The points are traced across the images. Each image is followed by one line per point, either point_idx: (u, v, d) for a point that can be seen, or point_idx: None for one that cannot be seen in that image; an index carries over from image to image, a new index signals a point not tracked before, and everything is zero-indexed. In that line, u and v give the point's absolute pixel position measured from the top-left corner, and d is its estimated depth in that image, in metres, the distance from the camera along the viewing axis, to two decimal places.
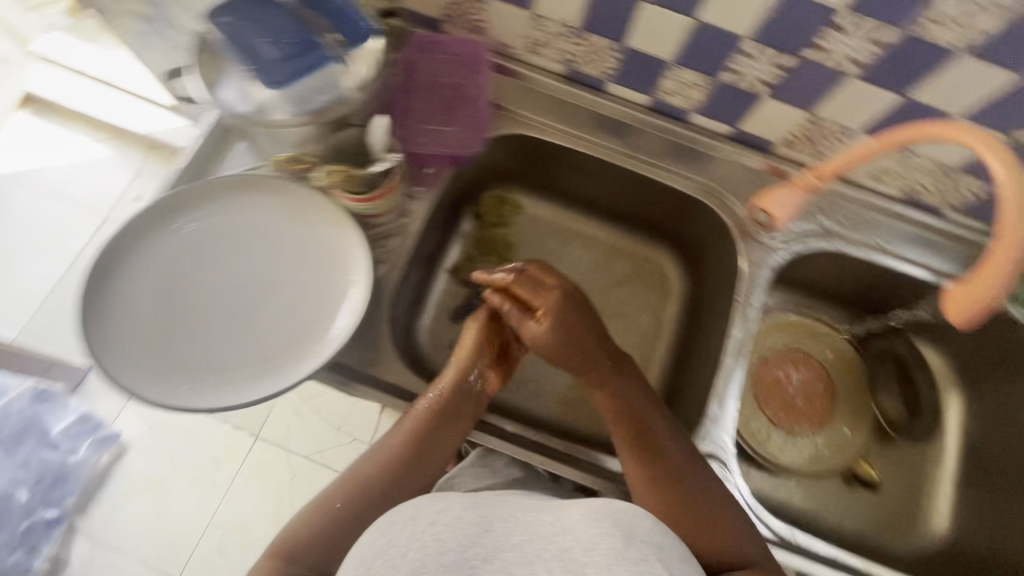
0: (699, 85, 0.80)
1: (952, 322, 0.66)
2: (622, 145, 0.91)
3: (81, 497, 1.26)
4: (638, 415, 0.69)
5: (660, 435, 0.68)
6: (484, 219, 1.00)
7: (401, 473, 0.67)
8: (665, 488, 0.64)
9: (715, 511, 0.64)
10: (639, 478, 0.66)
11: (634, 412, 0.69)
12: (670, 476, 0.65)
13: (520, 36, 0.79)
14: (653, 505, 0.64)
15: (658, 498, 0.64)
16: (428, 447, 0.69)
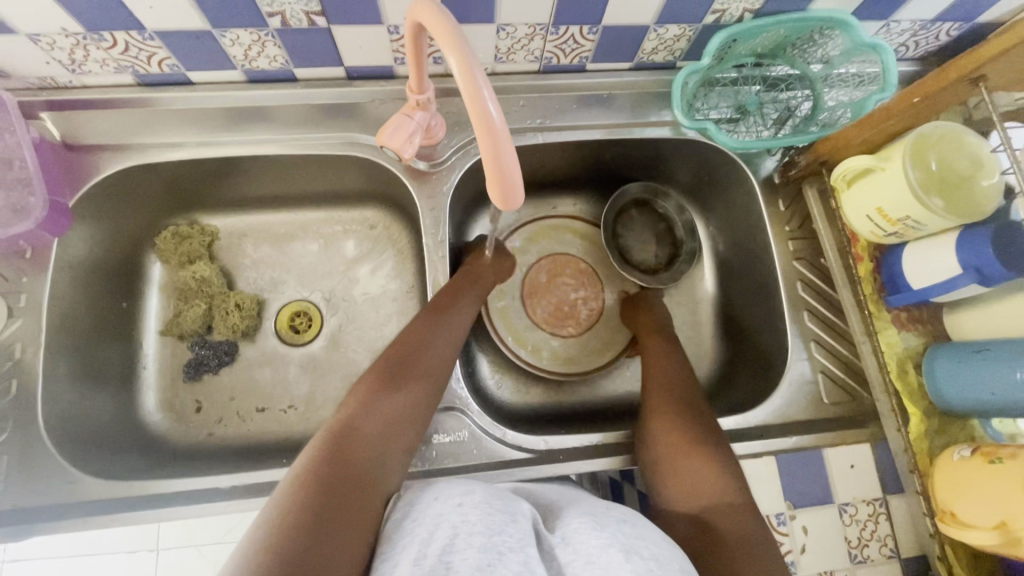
0: (266, 40, 0.62)
1: (498, 207, 0.45)
2: (262, 132, 0.73)
3: None
4: (681, 381, 0.67)
5: (691, 393, 0.65)
6: (172, 264, 0.80)
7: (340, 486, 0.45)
8: (686, 426, 0.60)
9: (725, 459, 0.56)
10: (658, 424, 0.62)
11: (684, 386, 0.66)
12: (694, 420, 0.61)
13: (52, 64, 0.62)
14: (672, 432, 0.60)
15: (676, 429, 0.60)
16: (366, 440, 0.51)
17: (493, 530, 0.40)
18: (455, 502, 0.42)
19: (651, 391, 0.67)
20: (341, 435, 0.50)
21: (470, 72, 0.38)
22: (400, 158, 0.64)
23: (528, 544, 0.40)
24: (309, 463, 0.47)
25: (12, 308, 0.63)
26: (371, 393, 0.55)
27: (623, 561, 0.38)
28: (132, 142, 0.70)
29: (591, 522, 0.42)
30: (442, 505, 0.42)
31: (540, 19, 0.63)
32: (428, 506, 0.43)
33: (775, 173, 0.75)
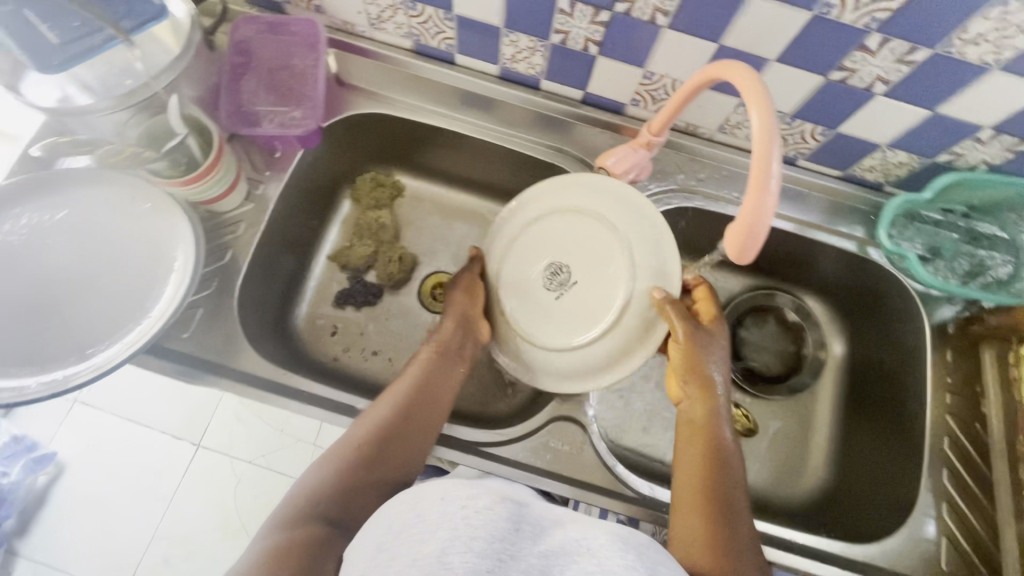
0: (538, 50, 0.70)
1: (727, 257, 0.48)
2: (486, 120, 0.81)
3: (19, 518, 1.25)
4: (724, 410, 0.62)
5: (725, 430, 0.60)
6: (361, 204, 0.89)
7: (366, 483, 0.55)
8: (714, 469, 0.57)
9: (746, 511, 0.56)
10: (691, 457, 0.59)
11: (724, 422, 0.61)
12: (724, 461, 0.58)
13: (358, 14, 0.73)
14: (712, 479, 0.57)
15: (706, 467, 0.57)
16: (395, 442, 0.58)
17: (494, 537, 0.35)
18: (459, 502, 0.37)
19: (692, 410, 0.61)
20: (377, 437, 0.58)
21: (768, 133, 0.43)
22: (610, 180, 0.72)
23: (532, 551, 0.36)
24: (344, 460, 0.56)
25: (250, 193, 0.72)
26: (403, 403, 0.61)
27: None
28: (383, 95, 0.80)
29: (616, 539, 0.38)
30: (441, 500, 0.37)
31: (784, 107, 0.67)
32: (427, 500, 0.38)
33: (950, 322, 0.74)
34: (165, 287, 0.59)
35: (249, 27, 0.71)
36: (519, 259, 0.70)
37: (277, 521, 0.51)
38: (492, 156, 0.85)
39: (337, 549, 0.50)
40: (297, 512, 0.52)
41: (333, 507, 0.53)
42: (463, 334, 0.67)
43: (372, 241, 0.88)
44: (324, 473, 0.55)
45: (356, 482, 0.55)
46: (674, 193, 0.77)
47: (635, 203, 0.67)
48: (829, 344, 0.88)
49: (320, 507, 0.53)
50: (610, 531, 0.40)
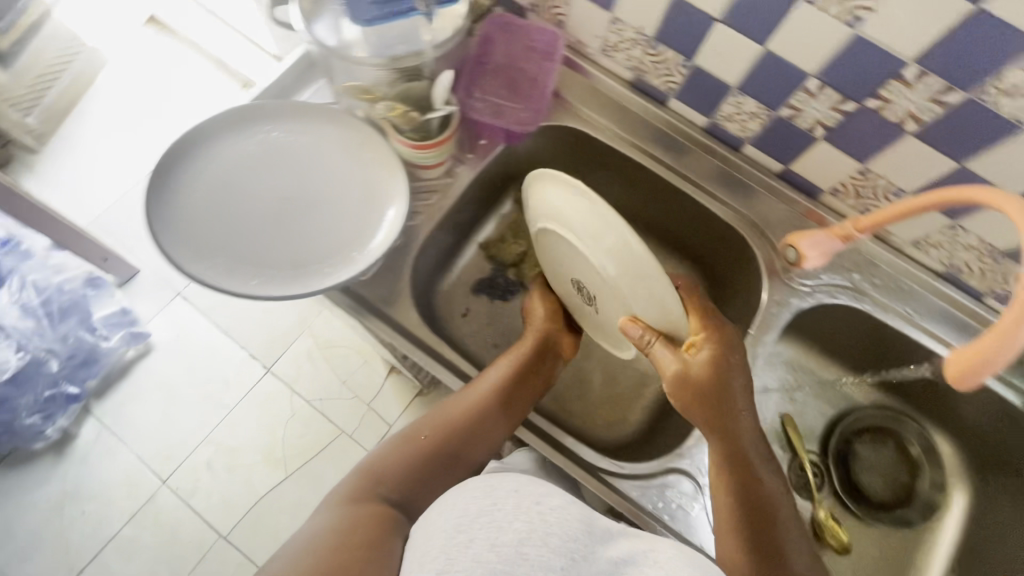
0: (760, 117, 0.71)
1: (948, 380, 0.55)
2: (672, 165, 0.83)
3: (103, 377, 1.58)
4: (747, 425, 0.65)
5: (751, 449, 0.64)
6: (523, 205, 0.93)
7: (427, 479, 0.65)
8: (749, 494, 0.62)
9: (790, 525, 0.62)
10: (720, 486, 0.63)
11: (748, 441, 0.64)
12: (755, 480, 0.63)
13: (595, 38, 0.76)
14: (751, 505, 0.61)
15: (743, 494, 0.62)
16: (459, 451, 0.67)
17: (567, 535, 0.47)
18: (536, 501, 0.49)
19: (714, 439, 0.63)
20: (439, 444, 0.67)
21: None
22: (799, 261, 0.73)
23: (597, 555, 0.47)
24: (410, 463, 0.65)
25: (449, 169, 0.77)
26: (461, 420, 0.67)
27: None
28: (585, 113, 0.84)
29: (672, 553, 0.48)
30: (521, 495, 0.49)
31: (1000, 243, 0.64)
32: (507, 493, 0.50)
33: None
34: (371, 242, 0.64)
35: (495, 24, 0.78)
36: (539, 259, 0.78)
37: (344, 502, 0.62)
38: (664, 198, 0.87)
39: (395, 527, 0.59)
40: (366, 487, 0.64)
41: (392, 498, 0.63)
42: (539, 358, 0.74)
43: (524, 241, 0.91)
44: (392, 460, 0.65)
45: (417, 478, 0.65)
46: (844, 290, 0.76)
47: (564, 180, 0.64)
48: (949, 490, 0.84)
49: (383, 498, 0.63)
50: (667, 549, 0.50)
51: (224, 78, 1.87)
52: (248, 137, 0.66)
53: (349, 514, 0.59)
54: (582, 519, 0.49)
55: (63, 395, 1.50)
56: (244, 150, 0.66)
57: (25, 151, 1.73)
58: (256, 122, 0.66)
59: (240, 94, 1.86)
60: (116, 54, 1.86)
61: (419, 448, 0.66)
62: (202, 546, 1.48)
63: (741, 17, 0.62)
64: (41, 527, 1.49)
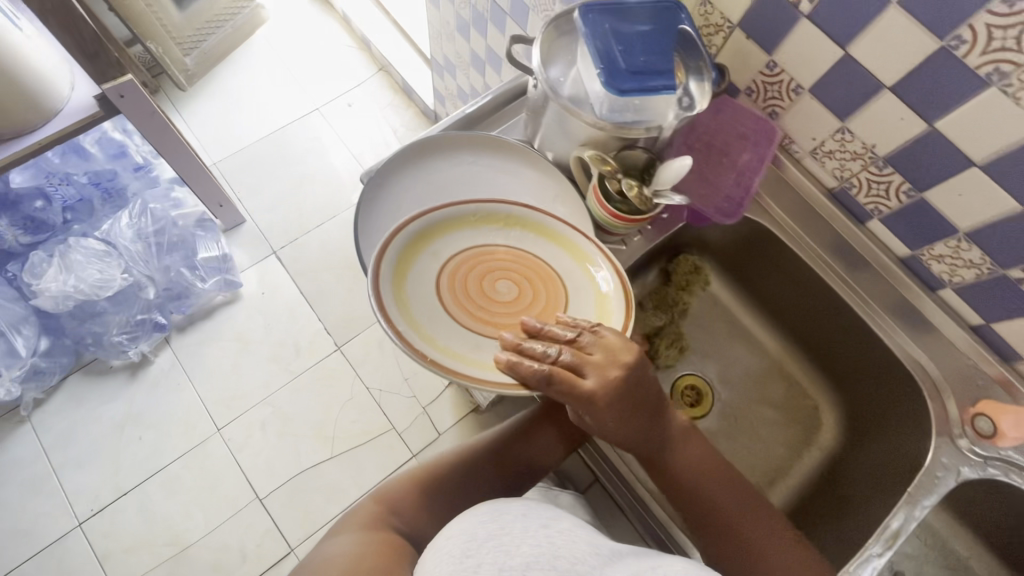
0: (979, 268, 0.66)
1: None
2: (851, 285, 0.78)
3: (189, 315, 1.56)
4: (709, 472, 0.65)
5: (720, 498, 0.64)
6: (671, 279, 0.90)
7: (447, 500, 0.65)
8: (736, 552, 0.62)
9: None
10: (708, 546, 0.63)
11: (713, 491, 0.64)
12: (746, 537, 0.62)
13: (810, 140, 0.73)
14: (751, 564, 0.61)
15: (737, 550, 0.62)
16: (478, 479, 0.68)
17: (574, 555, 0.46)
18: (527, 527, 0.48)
19: (674, 497, 0.65)
20: (458, 466, 0.68)
21: None
22: (995, 436, 0.69)
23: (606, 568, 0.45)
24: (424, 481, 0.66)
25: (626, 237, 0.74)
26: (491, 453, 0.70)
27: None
28: (769, 207, 0.81)
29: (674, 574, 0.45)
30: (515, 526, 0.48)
31: None
32: (509, 529, 0.48)
33: None
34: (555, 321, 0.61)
35: (712, 106, 0.76)
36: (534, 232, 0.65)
37: (362, 517, 0.60)
38: (827, 313, 0.82)
39: (410, 552, 0.56)
40: (377, 516, 0.61)
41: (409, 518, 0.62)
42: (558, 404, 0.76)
43: (664, 316, 0.88)
44: (406, 489, 0.65)
45: (436, 498, 0.65)
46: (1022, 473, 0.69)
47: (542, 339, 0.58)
48: None
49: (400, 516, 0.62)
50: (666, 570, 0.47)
51: (364, 68, 1.93)
52: (462, 163, 0.68)
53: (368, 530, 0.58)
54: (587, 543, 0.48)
55: (151, 322, 1.49)
56: (460, 173, 0.68)
57: (175, 87, 1.82)
58: (476, 151, 0.69)
59: (374, 85, 1.92)
60: (278, 19, 1.96)
61: (434, 470, 0.67)
62: (228, 512, 1.40)
63: (1007, 169, 0.57)
64: (96, 440, 1.44)
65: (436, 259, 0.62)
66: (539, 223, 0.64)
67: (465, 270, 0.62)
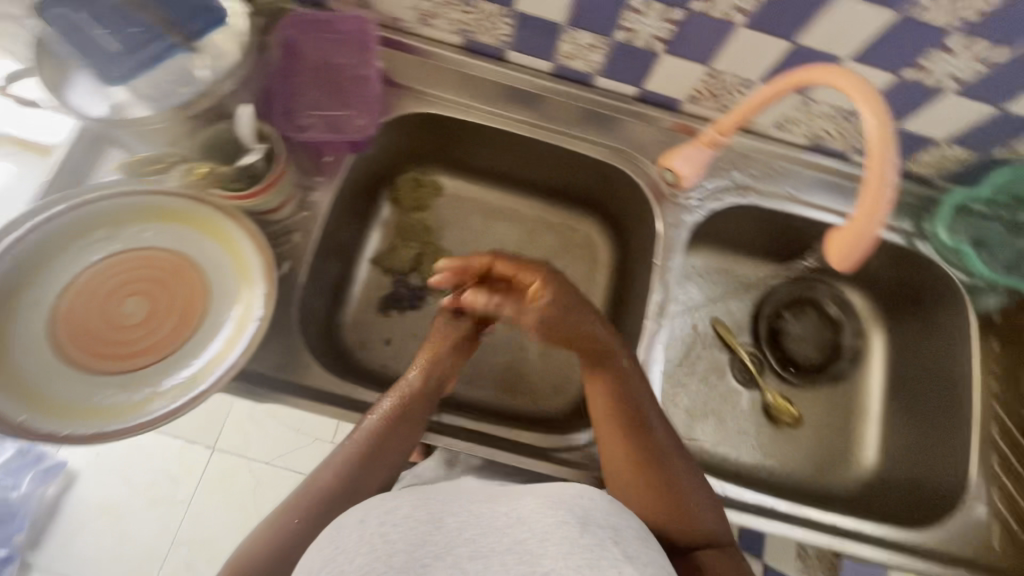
0: (600, 47, 0.68)
1: (828, 262, 0.57)
2: (536, 118, 0.79)
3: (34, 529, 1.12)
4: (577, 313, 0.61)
5: (652, 414, 0.61)
6: (402, 205, 0.87)
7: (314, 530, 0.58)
8: (645, 460, 0.59)
9: (654, 487, 0.58)
10: (617, 443, 0.60)
11: (620, 394, 0.61)
12: (637, 446, 0.59)
13: (408, 10, 0.70)
14: (619, 455, 0.60)
15: (628, 451, 0.60)
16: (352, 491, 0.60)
17: (414, 545, 0.45)
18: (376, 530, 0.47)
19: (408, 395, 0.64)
20: (318, 488, 0.60)
21: (885, 142, 0.47)
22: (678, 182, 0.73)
23: (459, 542, 0.46)
24: (282, 514, 0.59)
25: (303, 201, 0.69)
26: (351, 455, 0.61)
27: (578, 534, 0.45)
28: (426, 92, 0.76)
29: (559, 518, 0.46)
30: (362, 525, 0.48)
31: (848, 105, 0.67)
32: (351, 533, 0.48)
33: (994, 312, 0.77)
34: (245, 324, 0.57)
35: (296, 25, 0.68)
36: (149, 219, 0.60)
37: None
38: (539, 155, 0.83)
39: None
40: None
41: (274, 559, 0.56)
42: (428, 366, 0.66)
43: (415, 244, 0.86)
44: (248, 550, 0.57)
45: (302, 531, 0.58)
46: (728, 190, 0.77)
47: (187, 299, 0.58)
48: (868, 334, 0.89)
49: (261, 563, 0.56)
50: (540, 496, 0.50)
51: None
52: (43, 222, 0.57)
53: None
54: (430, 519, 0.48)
55: None
56: (49, 232, 0.57)
57: None
58: (49, 207, 0.58)
59: None
60: None
61: (292, 499, 0.60)
62: None
63: None
64: None
65: (42, 306, 0.56)
66: (139, 207, 0.60)
67: (82, 295, 0.57)
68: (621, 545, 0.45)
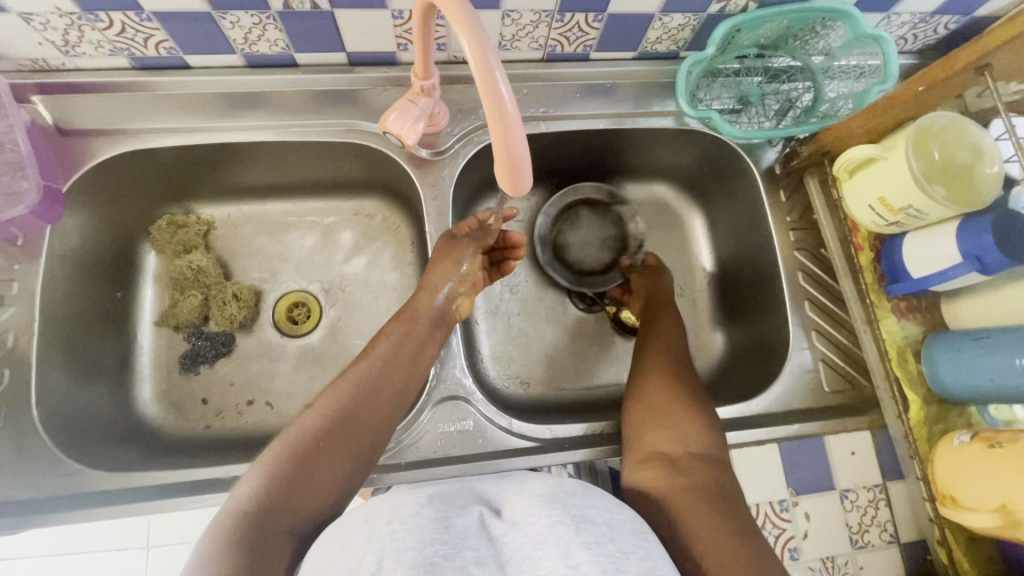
0: (267, 23, 0.61)
1: (506, 193, 0.44)
2: (258, 116, 0.71)
3: None
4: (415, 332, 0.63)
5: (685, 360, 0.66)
6: (168, 254, 0.78)
7: (323, 461, 0.51)
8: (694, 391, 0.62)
9: (675, 406, 0.60)
10: (660, 365, 0.65)
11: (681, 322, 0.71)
12: (680, 367, 0.65)
13: (43, 46, 0.61)
14: (661, 373, 0.64)
15: (670, 369, 0.64)
16: (353, 421, 0.54)
17: (425, 541, 0.38)
18: (387, 520, 0.40)
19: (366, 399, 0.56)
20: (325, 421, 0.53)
21: (481, 52, 0.38)
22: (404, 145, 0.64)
23: (464, 546, 0.38)
24: (280, 452, 0.50)
25: (5, 296, 0.63)
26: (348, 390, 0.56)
27: (573, 535, 0.39)
28: (126, 128, 0.68)
29: (540, 503, 0.42)
30: (369, 523, 0.40)
31: (546, 6, 0.62)
32: (355, 530, 0.41)
33: (776, 164, 0.76)
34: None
35: None
36: None
37: (226, 534, 0.44)
38: (284, 153, 0.75)
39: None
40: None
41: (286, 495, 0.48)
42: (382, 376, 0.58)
43: (198, 290, 0.78)
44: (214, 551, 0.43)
45: (308, 464, 0.50)
46: (482, 129, 0.72)
47: None
48: (686, 221, 0.88)
49: (276, 503, 0.47)
50: (536, 493, 0.44)
51: None
52: None
53: (239, 544, 0.44)
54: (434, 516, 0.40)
55: None
56: None
57: None
58: None
59: None
60: None
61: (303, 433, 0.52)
62: None
63: None
64: None
65: None
66: None
67: None
68: (615, 543, 0.40)
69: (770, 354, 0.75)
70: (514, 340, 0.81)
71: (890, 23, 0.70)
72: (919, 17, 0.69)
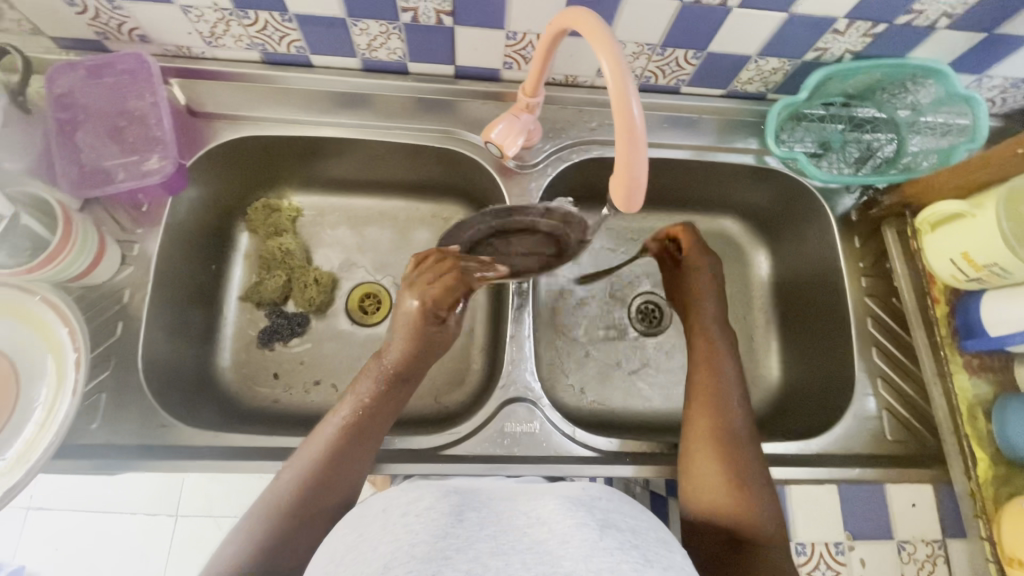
0: (392, 33, 0.66)
1: (618, 210, 0.47)
2: (362, 115, 0.76)
3: None
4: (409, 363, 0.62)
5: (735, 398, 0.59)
6: (259, 234, 0.83)
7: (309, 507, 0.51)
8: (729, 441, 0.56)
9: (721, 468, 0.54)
10: (701, 424, 0.58)
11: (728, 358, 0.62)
12: (724, 415, 0.58)
13: (190, 35, 0.67)
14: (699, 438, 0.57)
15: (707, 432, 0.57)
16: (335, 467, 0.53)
17: (437, 535, 0.35)
18: (400, 512, 0.38)
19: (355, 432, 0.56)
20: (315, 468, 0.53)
21: (620, 79, 0.42)
22: (502, 155, 0.69)
23: (478, 537, 0.36)
24: (268, 502, 0.51)
25: (125, 255, 0.68)
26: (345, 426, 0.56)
27: (599, 538, 0.36)
28: (245, 116, 0.74)
29: (563, 504, 0.39)
30: (384, 514, 0.38)
31: (651, 39, 0.66)
32: (373, 519, 0.39)
33: (853, 210, 0.77)
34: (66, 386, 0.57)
35: (68, 75, 0.65)
36: None
37: None
38: (378, 151, 0.80)
39: None
40: None
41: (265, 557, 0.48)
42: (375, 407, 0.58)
43: (283, 270, 0.82)
44: None
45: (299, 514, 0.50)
46: (572, 148, 0.76)
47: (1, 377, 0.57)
48: (752, 257, 0.89)
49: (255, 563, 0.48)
50: (561, 493, 0.41)
51: None
52: None
53: None
54: (452, 508, 0.39)
55: None
56: None
57: None
58: None
59: None
60: None
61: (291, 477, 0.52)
62: None
63: None
64: None
65: None
66: None
67: None
68: (641, 549, 0.37)
69: (833, 397, 0.75)
70: (575, 358, 0.83)
71: (984, 85, 0.71)
72: (1013, 83, 0.70)
